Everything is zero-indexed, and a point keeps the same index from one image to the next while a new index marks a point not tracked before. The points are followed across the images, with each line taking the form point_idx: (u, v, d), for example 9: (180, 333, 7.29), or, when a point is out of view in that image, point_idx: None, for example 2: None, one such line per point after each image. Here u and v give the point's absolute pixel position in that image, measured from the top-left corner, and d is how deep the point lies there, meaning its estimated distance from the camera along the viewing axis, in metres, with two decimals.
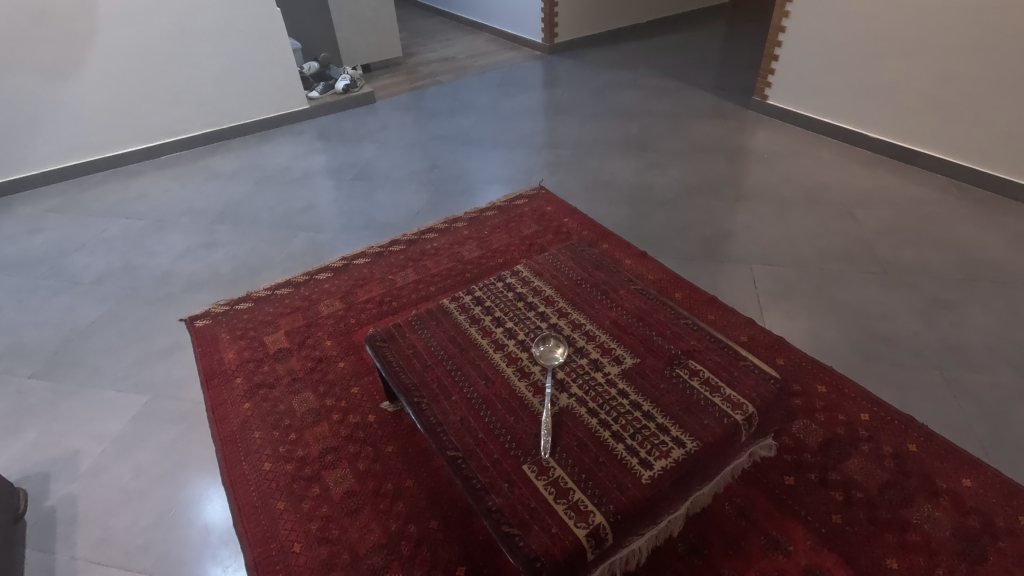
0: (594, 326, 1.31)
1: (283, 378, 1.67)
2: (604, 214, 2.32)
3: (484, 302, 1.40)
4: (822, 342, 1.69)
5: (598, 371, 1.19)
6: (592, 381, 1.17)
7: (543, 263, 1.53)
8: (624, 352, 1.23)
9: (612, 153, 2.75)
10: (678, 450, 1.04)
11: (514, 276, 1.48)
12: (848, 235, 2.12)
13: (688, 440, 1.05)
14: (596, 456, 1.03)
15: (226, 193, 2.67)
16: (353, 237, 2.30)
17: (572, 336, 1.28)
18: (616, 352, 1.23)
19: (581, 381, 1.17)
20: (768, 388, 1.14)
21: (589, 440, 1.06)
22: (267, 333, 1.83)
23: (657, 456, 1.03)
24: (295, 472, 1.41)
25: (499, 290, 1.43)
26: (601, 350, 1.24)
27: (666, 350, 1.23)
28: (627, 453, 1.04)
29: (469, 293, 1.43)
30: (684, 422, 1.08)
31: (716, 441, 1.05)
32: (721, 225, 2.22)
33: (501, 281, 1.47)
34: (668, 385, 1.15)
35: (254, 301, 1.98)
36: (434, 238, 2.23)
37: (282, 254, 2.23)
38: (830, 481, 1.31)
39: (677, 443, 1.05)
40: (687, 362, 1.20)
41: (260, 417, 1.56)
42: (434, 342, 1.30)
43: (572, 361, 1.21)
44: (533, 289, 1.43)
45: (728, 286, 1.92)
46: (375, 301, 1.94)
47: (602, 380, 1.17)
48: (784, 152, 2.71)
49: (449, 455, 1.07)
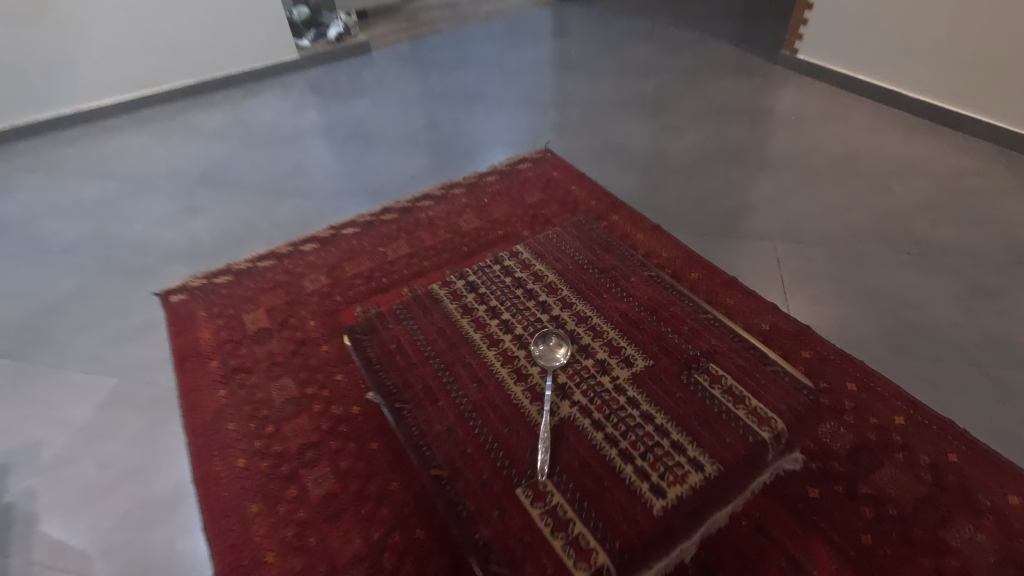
0: (601, 320, 1.15)
1: (261, 362, 1.54)
2: (615, 182, 2.12)
3: (479, 289, 1.25)
4: (852, 332, 1.52)
5: (605, 375, 1.04)
6: (597, 387, 1.02)
7: (547, 245, 1.37)
8: (636, 352, 1.08)
9: (626, 114, 2.53)
10: (696, 475, 0.90)
11: (513, 259, 1.32)
12: (882, 210, 1.92)
13: (707, 464, 0.91)
14: (601, 479, 0.90)
15: (209, 153, 2.48)
16: (344, 204, 2.13)
17: (577, 332, 1.12)
18: (626, 353, 1.08)
19: (585, 386, 1.02)
20: (800, 400, 1.00)
21: (594, 460, 0.92)
22: (246, 312, 1.69)
23: (671, 482, 0.89)
24: (271, 470, 1.29)
25: (495, 275, 1.28)
26: (609, 350, 1.09)
27: (682, 351, 1.08)
28: (636, 475, 0.90)
29: (462, 278, 1.28)
30: (701, 439, 0.94)
31: (739, 464, 0.91)
32: (742, 197, 2.03)
33: (499, 263, 1.31)
34: (684, 395, 1.01)
35: (234, 274, 1.84)
36: (430, 207, 2.05)
37: (266, 222, 2.06)
38: (859, 494, 1.18)
39: (694, 466, 0.91)
40: (707, 366, 1.05)
41: (235, 406, 1.43)
42: (421, 335, 1.16)
43: (576, 363, 1.07)
44: (533, 274, 1.27)
45: (749, 267, 1.74)
46: (364, 277, 1.79)
47: (609, 387, 1.02)
48: (813, 115, 2.47)
49: (433, 473, 0.95)
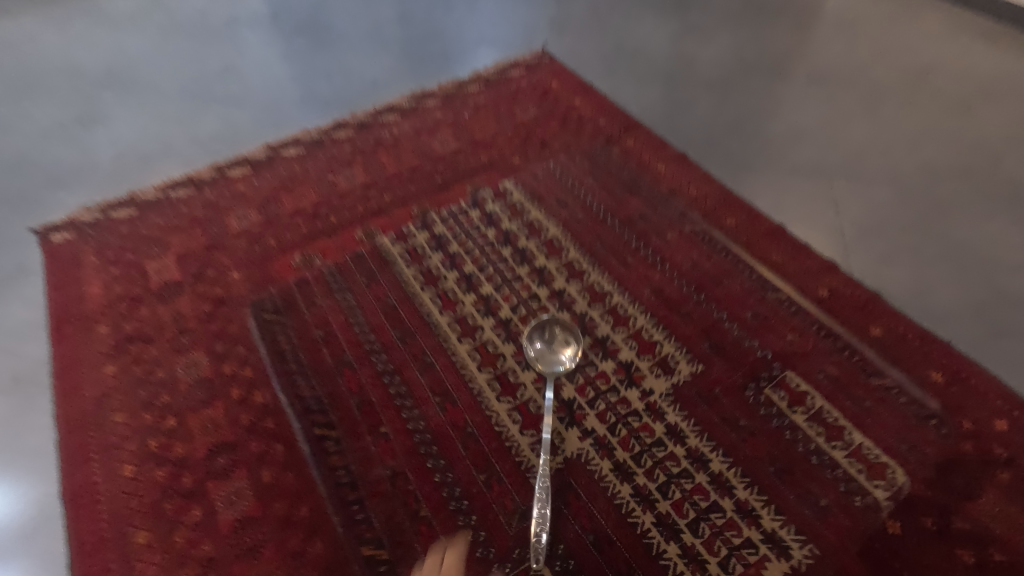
0: (646, 319, 1.09)
1: (165, 328, 1.16)
2: (630, 97, 1.68)
3: (462, 262, 1.19)
4: (931, 304, 1.18)
5: (642, 400, 0.99)
6: (633, 418, 0.97)
7: (570, 204, 1.29)
8: (682, 364, 1.03)
9: (642, 9, 2.03)
10: (761, 551, 0.85)
11: (520, 222, 1.26)
12: (963, 140, 1.54)
13: (789, 536, 0.86)
14: (633, 553, 0.86)
15: (118, 45, 1.96)
16: (285, 116, 1.68)
17: (608, 337, 1.07)
18: (669, 364, 1.03)
19: (614, 417, 0.97)
20: (884, 411, 0.98)
21: (621, 527, 0.88)
22: (150, 257, 1.30)
23: (732, 558, 0.85)
24: (168, 484, 0.96)
25: (485, 243, 1.22)
26: (653, 363, 1.03)
27: (749, 359, 1.03)
28: (681, 553, 0.85)
29: (445, 245, 1.22)
30: (772, 495, 0.90)
31: (835, 534, 0.87)
32: (787, 121, 1.62)
33: (491, 228, 1.25)
34: (749, 435, 0.95)
35: (138, 206, 1.42)
36: (395, 123, 1.61)
37: (184, 137, 1.61)
38: (954, 532, 0.88)
39: (767, 538, 0.86)
40: (782, 386, 1.00)
41: (126, 389, 1.08)
42: (365, 326, 1.11)
43: (597, 380, 1.01)
44: (530, 244, 1.21)
45: (800, 210, 1.37)
46: (306, 214, 1.38)
47: (646, 417, 0.97)
48: (874, 16, 1.99)
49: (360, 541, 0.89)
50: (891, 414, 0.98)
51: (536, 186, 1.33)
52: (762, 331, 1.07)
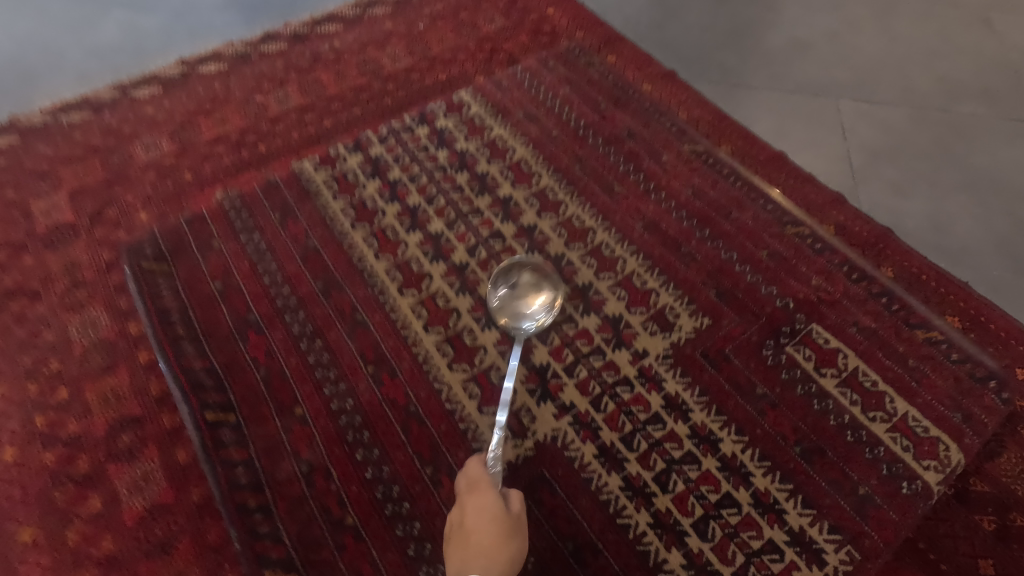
0: (646, 268, 0.93)
1: (55, 281, 0.96)
2: (611, 2, 1.45)
3: (404, 194, 1.01)
4: (948, 241, 1.05)
5: (635, 368, 0.85)
6: (623, 390, 0.83)
7: (541, 120, 1.10)
8: (685, 323, 0.88)
9: None
10: (783, 548, 0.74)
11: (477, 145, 1.06)
12: (982, 56, 1.38)
13: (812, 530, 0.74)
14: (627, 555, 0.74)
15: None
16: (203, 23, 1.40)
17: (598, 289, 0.91)
18: (668, 322, 0.88)
19: (603, 390, 0.84)
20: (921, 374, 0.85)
21: (613, 526, 0.76)
22: (37, 195, 1.07)
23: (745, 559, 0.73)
24: (58, 468, 0.80)
25: (433, 170, 1.03)
26: (654, 320, 0.88)
27: (771, 315, 0.89)
28: (683, 555, 0.74)
29: (380, 176, 1.03)
30: (800, 483, 0.77)
31: (875, 528, 0.75)
32: (789, 32, 1.42)
33: (442, 152, 1.05)
34: (766, 409, 0.82)
35: (21, 133, 1.17)
36: (337, 34, 1.36)
37: (77, 47, 1.33)
38: (976, 496, 0.78)
39: (789, 534, 0.74)
40: (807, 346, 0.86)
41: (6, 355, 0.89)
42: (277, 274, 0.93)
43: (579, 344, 0.87)
44: (489, 170, 1.03)
45: (803, 135, 1.21)
46: (230, 141, 1.16)
47: (642, 389, 0.83)
48: None
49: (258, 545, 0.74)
50: (942, 373, 0.85)
51: (499, 102, 1.13)
52: (783, 275, 0.93)
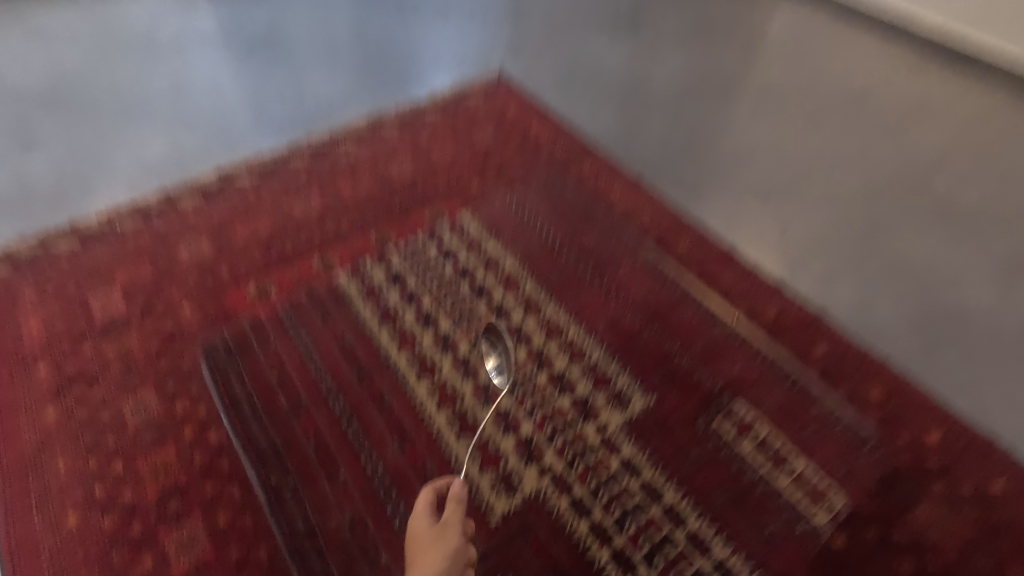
0: (599, 348, 1.12)
1: (111, 368, 1.12)
2: (585, 119, 1.72)
3: (420, 296, 1.20)
4: (872, 321, 1.25)
5: (593, 429, 1.02)
6: (584, 449, 1.00)
7: (522, 228, 1.33)
8: (634, 394, 1.06)
9: (595, 34, 2.08)
10: None
11: (475, 255, 1.27)
12: (897, 163, 1.64)
13: (737, 565, 0.89)
14: None
15: (55, 63, 1.87)
16: (237, 140, 1.64)
17: (560, 365, 1.09)
18: (620, 393, 1.06)
19: (567, 449, 1.00)
20: (841, 442, 1.01)
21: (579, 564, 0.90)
22: (94, 292, 1.25)
23: None
24: (115, 532, 0.93)
25: (442, 275, 1.24)
26: (604, 391, 1.06)
27: (702, 388, 1.07)
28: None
29: (398, 282, 1.23)
30: (724, 522, 0.93)
31: (783, 560, 0.90)
32: (736, 143, 1.68)
33: (450, 262, 1.26)
34: (700, 462, 0.98)
35: (80, 237, 1.36)
36: (352, 149, 1.60)
37: (129, 162, 1.56)
38: (896, 542, 0.94)
39: (720, 568, 0.89)
40: (732, 414, 1.04)
41: (68, 433, 1.03)
42: (319, 363, 1.10)
43: (552, 412, 1.04)
44: (488, 274, 1.24)
45: (749, 231, 1.43)
46: (261, 242, 1.35)
47: (600, 447, 1.00)
48: (814, 42, 2.09)
49: None
50: (858, 440, 1.02)
51: (491, 212, 1.37)
52: (713, 360, 1.10)
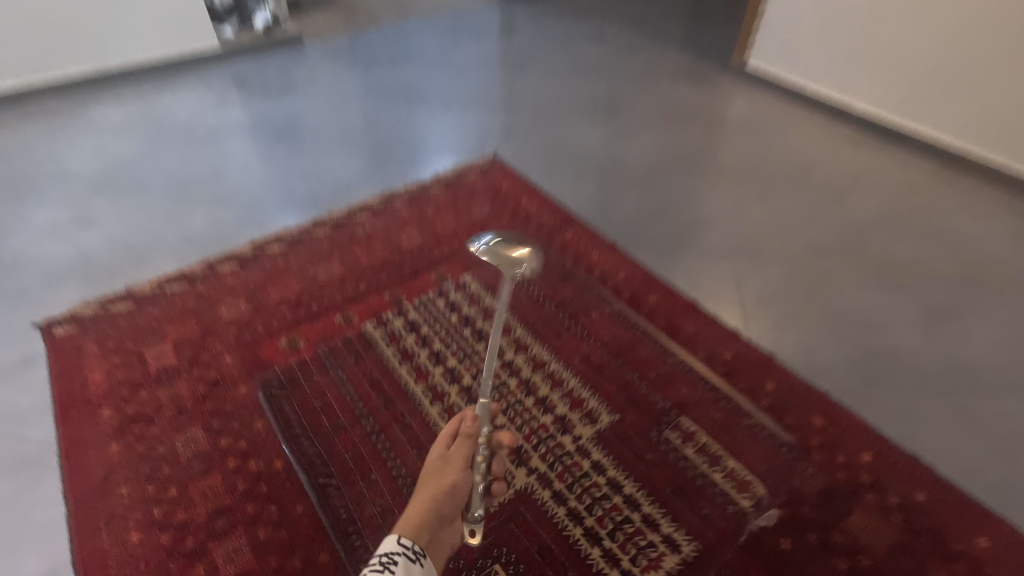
0: (568, 372, 1.32)
1: (165, 410, 1.31)
2: (568, 194, 2.00)
3: (432, 340, 1.42)
4: (815, 362, 1.46)
5: (568, 436, 1.21)
6: (561, 452, 1.18)
7: (508, 282, 1.56)
8: (600, 409, 1.25)
9: (577, 120, 2.40)
10: (668, 554, 1.06)
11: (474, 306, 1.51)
12: (838, 226, 1.89)
13: (683, 542, 1.07)
14: (565, 562, 1.05)
15: (109, 152, 2.16)
16: (267, 217, 1.89)
17: (539, 386, 1.29)
18: (590, 409, 1.25)
19: (548, 452, 1.18)
20: (779, 459, 1.17)
21: (557, 542, 1.07)
22: (148, 346, 1.45)
23: (644, 564, 1.04)
24: (171, 546, 1.09)
25: (450, 321, 1.47)
26: (574, 406, 1.25)
27: (654, 405, 1.26)
28: (604, 558, 1.05)
29: (412, 327, 1.46)
30: (671, 508, 1.11)
31: (717, 538, 1.08)
32: (698, 211, 1.95)
33: (456, 313, 1.49)
34: (655, 460, 1.17)
35: (134, 299, 1.58)
36: (367, 221, 1.86)
37: (175, 236, 1.80)
38: (833, 544, 1.11)
39: (669, 545, 1.07)
40: (679, 424, 1.23)
41: (129, 464, 1.21)
42: (351, 391, 1.32)
43: (536, 424, 1.23)
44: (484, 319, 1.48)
45: (709, 287, 1.66)
46: (290, 302, 1.58)
47: (574, 451, 1.18)
48: (765, 124, 2.40)
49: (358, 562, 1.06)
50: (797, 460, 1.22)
51: (484, 275, 1.60)
52: (665, 387, 1.29)
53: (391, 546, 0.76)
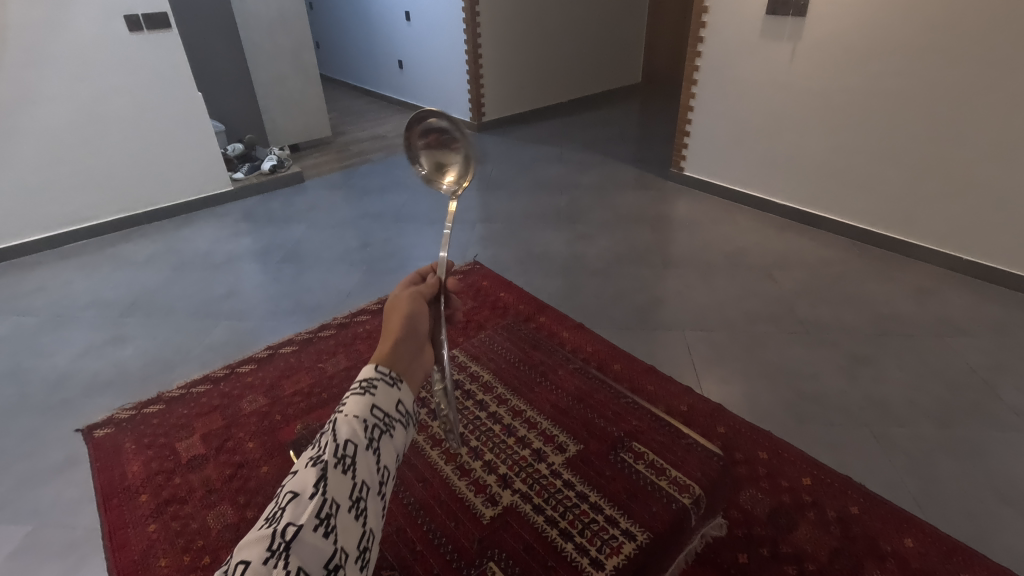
0: (537, 415, 1.47)
1: (196, 491, 1.49)
2: (539, 287, 2.32)
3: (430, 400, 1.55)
4: (757, 407, 1.70)
5: (542, 463, 1.31)
6: (538, 474, 1.28)
7: (483, 349, 1.78)
8: (567, 440, 1.36)
9: (543, 226, 2.80)
10: (628, 543, 1.09)
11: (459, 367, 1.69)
12: (770, 296, 2.21)
13: (638, 532, 1.11)
14: (544, 559, 1.10)
15: (139, 280, 2.48)
16: (280, 324, 2.17)
17: (516, 427, 1.42)
18: (560, 441, 1.36)
19: (526, 476, 1.28)
20: (712, 466, 1.24)
21: (537, 541, 1.13)
22: (179, 439, 1.65)
23: (608, 553, 1.08)
24: None
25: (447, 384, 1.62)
26: (546, 441, 1.37)
27: (610, 434, 1.37)
28: (576, 552, 1.10)
29: None
30: (630, 508, 1.16)
31: (667, 528, 1.12)
32: (652, 293, 2.27)
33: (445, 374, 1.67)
34: (613, 472, 1.25)
35: (166, 402, 1.80)
36: (367, 320, 2.15)
37: (200, 346, 2.07)
38: (782, 554, 1.29)
39: (627, 536, 1.11)
40: (631, 446, 1.31)
41: (167, 539, 1.38)
42: None
43: (518, 455, 1.33)
44: (471, 375, 1.65)
45: (664, 354, 1.93)
46: (303, 393, 1.81)
47: (548, 473, 1.28)
48: (702, 220, 2.82)
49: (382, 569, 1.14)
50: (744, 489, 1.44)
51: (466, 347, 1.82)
52: (621, 420, 1.41)
53: (367, 371, 0.63)
